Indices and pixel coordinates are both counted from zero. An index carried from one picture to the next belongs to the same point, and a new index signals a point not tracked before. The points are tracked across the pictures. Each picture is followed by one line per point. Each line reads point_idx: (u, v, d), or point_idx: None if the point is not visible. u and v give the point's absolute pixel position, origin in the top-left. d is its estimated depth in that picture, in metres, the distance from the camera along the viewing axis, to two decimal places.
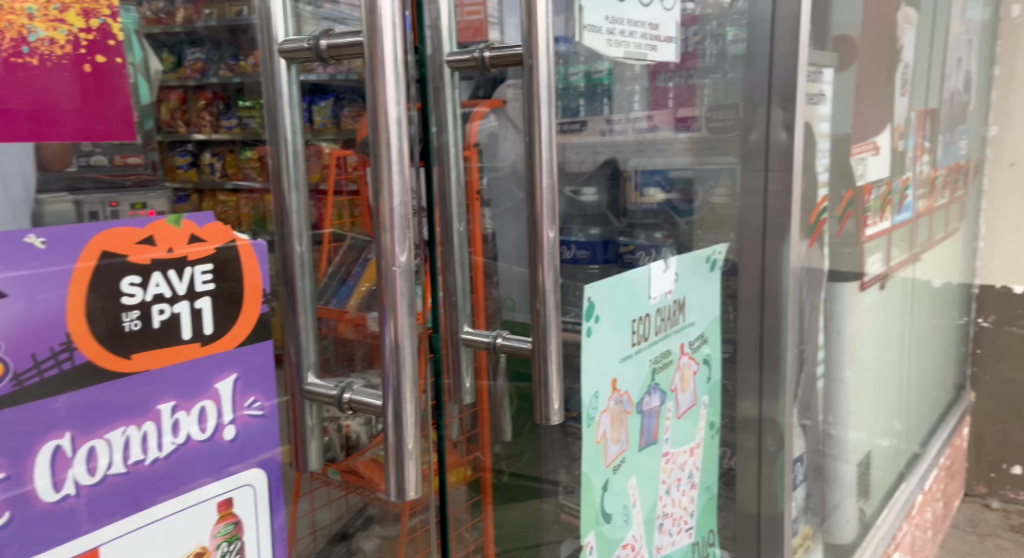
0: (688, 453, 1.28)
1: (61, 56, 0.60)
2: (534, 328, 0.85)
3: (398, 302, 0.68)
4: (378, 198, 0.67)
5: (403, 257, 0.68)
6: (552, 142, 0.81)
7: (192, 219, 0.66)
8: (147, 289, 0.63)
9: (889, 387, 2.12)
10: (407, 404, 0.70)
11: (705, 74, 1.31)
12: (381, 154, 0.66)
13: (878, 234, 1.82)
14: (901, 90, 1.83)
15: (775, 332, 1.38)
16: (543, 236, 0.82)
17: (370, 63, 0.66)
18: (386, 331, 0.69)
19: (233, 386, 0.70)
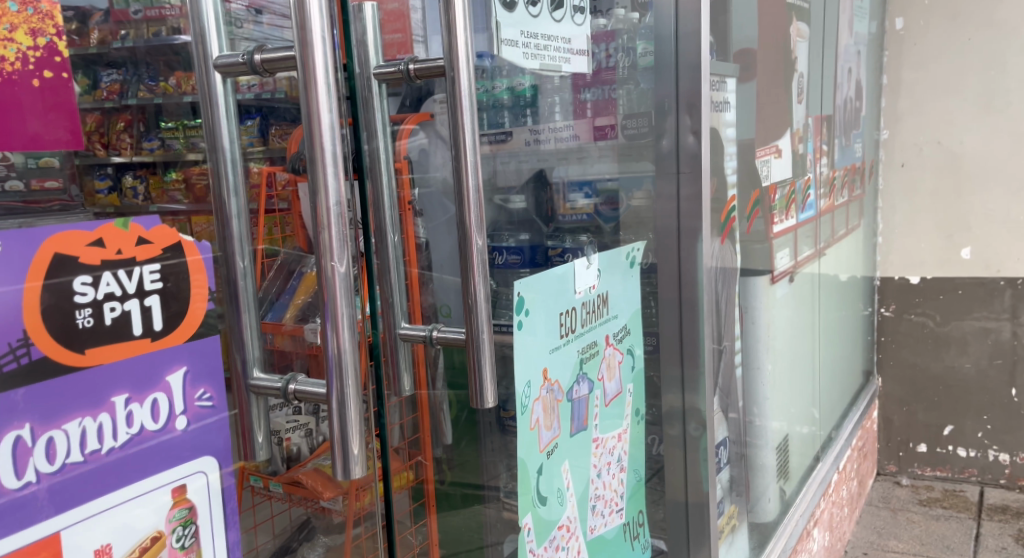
0: (617, 438, 1.36)
1: (11, 72, 0.65)
2: (466, 321, 0.91)
3: (334, 298, 0.74)
4: (316, 201, 0.72)
5: (343, 266, 0.74)
6: (476, 149, 0.87)
7: (138, 222, 0.71)
8: (98, 289, 0.68)
9: (804, 375, 2.26)
10: (351, 399, 0.75)
11: (619, 85, 1.40)
12: (316, 160, 0.72)
13: (785, 231, 1.96)
14: (798, 98, 1.97)
15: (693, 326, 1.49)
16: (472, 242, 0.88)
17: (306, 74, 0.71)
18: (329, 342, 0.74)
19: (183, 379, 0.75)
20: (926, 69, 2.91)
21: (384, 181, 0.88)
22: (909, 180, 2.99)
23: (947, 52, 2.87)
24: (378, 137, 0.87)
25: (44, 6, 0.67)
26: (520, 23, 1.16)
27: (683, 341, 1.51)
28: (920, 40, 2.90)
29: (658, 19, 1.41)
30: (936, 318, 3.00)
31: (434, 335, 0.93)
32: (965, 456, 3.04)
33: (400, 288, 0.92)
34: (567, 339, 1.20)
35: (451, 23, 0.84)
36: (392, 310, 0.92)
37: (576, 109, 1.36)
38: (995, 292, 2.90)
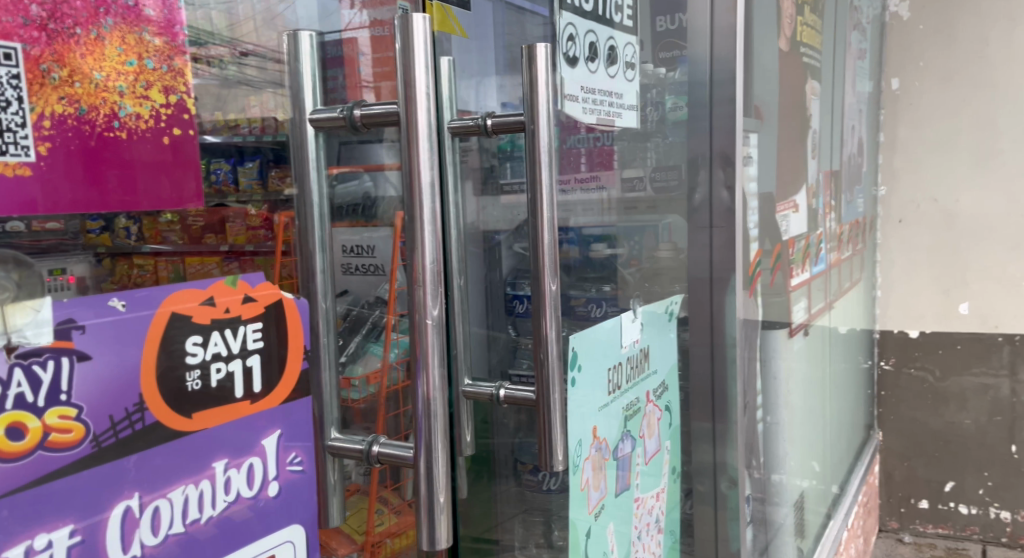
0: (655, 497, 1.33)
1: (145, 130, 0.71)
2: (538, 379, 0.90)
3: (428, 351, 0.77)
4: (413, 257, 0.76)
5: (435, 311, 0.77)
6: (552, 201, 0.88)
7: (246, 279, 0.78)
8: (207, 349, 0.74)
9: (814, 430, 2.25)
10: (439, 449, 0.78)
11: (645, 140, 1.43)
12: (415, 218, 0.75)
13: (801, 284, 1.96)
14: (812, 153, 1.98)
15: (724, 379, 1.46)
16: (545, 290, 0.89)
17: (406, 135, 0.75)
18: (419, 386, 0.77)
19: (276, 442, 0.80)
20: (921, 128, 2.96)
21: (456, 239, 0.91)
22: (906, 236, 3.03)
23: (941, 112, 2.92)
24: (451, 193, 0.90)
25: (177, 64, 0.73)
26: (580, 79, 1.23)
27: (716, 395, 1.47)
28: (915, 100, 2.96)
29: (692, 76, 1.42)
30: (936, 373, 3.01)
31: (500, 398, 0.92)
32: (966, 513, 3.05)
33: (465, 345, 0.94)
34: (614, 396, 1.20)
35: (535, 80, 0.85)
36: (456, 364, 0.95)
37: (602, 160, 1.40)
38: (993, 348, 2.92)
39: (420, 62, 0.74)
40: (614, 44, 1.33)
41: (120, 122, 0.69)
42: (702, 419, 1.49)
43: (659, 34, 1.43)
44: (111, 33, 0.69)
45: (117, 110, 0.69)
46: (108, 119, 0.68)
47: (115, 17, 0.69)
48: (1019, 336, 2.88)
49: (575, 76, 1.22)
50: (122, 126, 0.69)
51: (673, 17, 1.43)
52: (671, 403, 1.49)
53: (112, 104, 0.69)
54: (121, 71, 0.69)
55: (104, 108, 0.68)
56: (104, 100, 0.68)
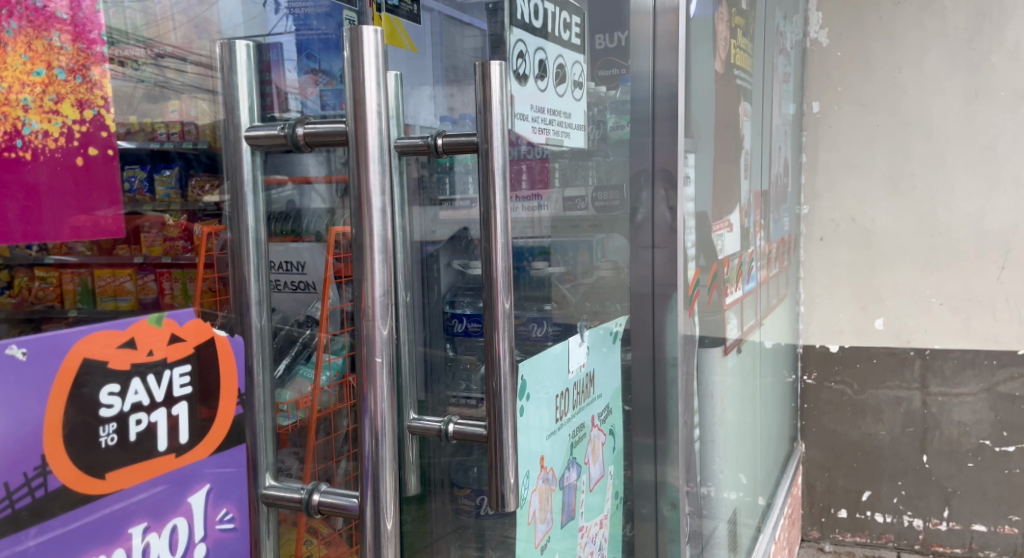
0: (599, 524, 1.34)
1: (54, 149, 0.66)
2: (488, 411, 0.87)
3: (378, 381, 0.72)
4: (361, 286, 0.71)
5: (385, 331, 0.72)
6: (506, 224, 0.84)
7: (173, 317, 0.73)
8: (125, 399, 0.69)
9: (745, 444, 2.29)
10: (386, 481, 0.74)
11: (588, 157, 1.38)
12: (364, 244, 0.71)
13: (734, 302, 1.98)
14: (744, 173, 2.01)
15: (665, 400, 1.48)
16: (498, 309, 0.85)
17: (357, 154, 0.70)
18: (367, 414, 0.73)
19: (205, 498, 0.76)
20: (841, 150, 3.04)
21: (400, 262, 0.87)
22: (827, 253, 3.10)
23: (859, 135, 3.01)
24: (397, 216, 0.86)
25: (95, 74, 0.69)
26: (531, 97, 1.23)
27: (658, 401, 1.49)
28: (835, 123, 3.04)
29: (634, 93, 1.42)
30: (854, 386, 3.10)
31: (448, 433, 0.90)
32: (882, 521, 3.14)
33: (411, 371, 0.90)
34: (561, 423, 1.19)
35: (488, 98, 0.82)
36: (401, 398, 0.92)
37: (543, 176, 1.29)
38: (906, 361, 3.02)
39: (370, 77, 0.69)
40: (562, 63, 1.33)
41: (23, 141, 0.64)
42: (644, 434, 1.50)
43: (599, 52, 1.40)
44: (14, 37, 0.64)
45: (21, 126, 0.64)
46: (10, 137, 0.64)
47: (20, 20, 0.64)
48: (930, 350, 2.99)
49: (526, 95, 1.22)
50: (26, 144, 0.64)
51: (612, 35, 1.40)
52: (615, 427, 1.49)
53: (16, 120, 0.64)
54: (26, 82, 0.64)
55: (5, 125, 0.63)
56: (6, 116, 0.63)
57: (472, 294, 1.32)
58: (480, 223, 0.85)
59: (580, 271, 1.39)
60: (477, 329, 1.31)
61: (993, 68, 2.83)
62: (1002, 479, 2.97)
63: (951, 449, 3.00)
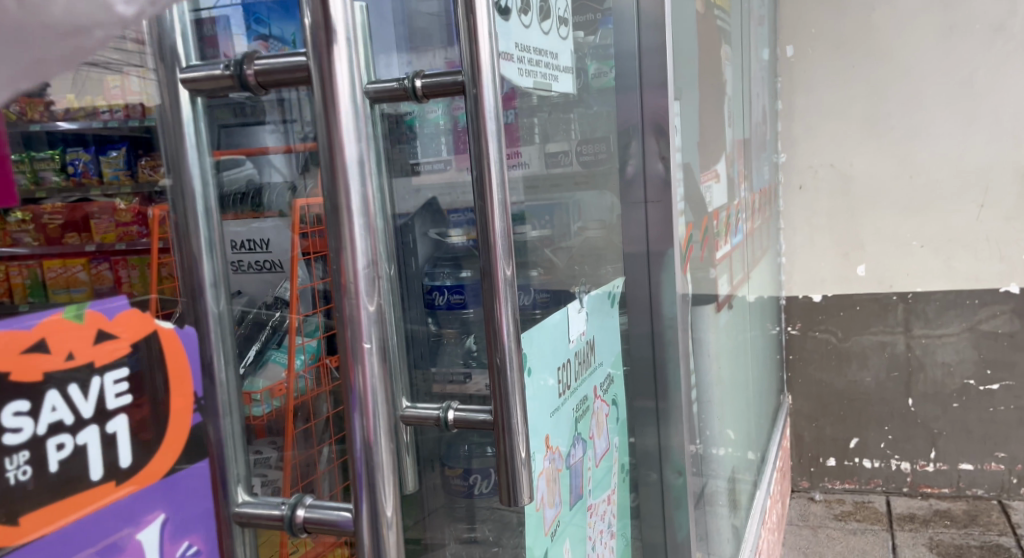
0: (606, 501, 1.27)
1: None
2: (495, 394, 0.78)
3: (369, 365, 0.60)
4: (339, 256, 0.59)
5: (371, 306, 0.60)
6: (502, 181, 0.75)
7: (97, 309, 0.57)
8: (38, 419, 0.53)
9: (737, 400, 2.23)
10: (384, 492, 0.61)
11: (570, 108, 1.28)
12: (341, 205, 0.58)
13: (723, 257, 1.90)
14: (728, 121, 1.92)
15: (665, 363, 1.39)
16: (498, 276, 0.76)
17: (326, 93, 0.58)
18: (356, 411, 0.60)
19: (159, 534, 0.61)
20: (816, 95, 2.96)
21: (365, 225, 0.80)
22: (806, 202, 3.04)
23: (833, 78, 2.93)
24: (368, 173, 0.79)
25: None
26: (515, 35, 1.11)
27: (657, 364, 1.40)
28: (810, 67, 2.95)
29: (618, 39, 1.32)
30: (838, 334, 3.05)
31: (448, 422, 0.81)
32: (870, 467, 3.12)
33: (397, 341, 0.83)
34: (564, 398, 1.10)
35: (473, 31, 0.71)
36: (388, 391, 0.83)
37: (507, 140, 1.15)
38: (889, 307, 2.98)
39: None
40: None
41: None
42: (644, 400, 1.42)
43: None
44: None
45: None
46: None
47: None
48: (912, 294, 2.95)
49: (511, 32, 1.09)
50: None
51: None
52: (619, 396, 1.40)
53: None
54: None
55: None
56: None
57: (450, 265, 1.20)
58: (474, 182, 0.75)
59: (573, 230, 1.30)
60: (460, 303, 1.19)
61: (968, 3, 2.76)
62: (988, 418, 2.95)
63: (936, 391, 2.97)
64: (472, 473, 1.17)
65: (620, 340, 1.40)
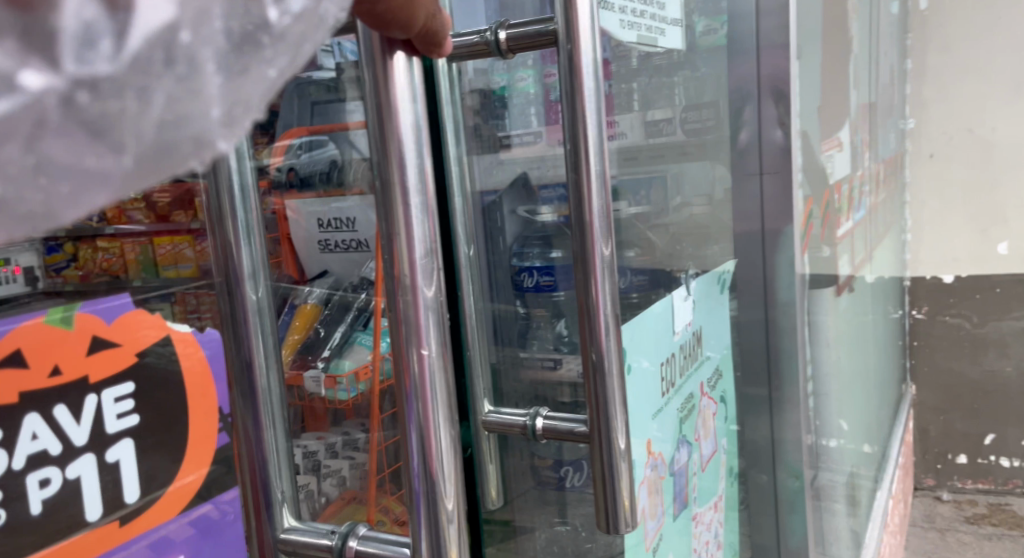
0: (713, 508, 1.14)
1: None
2: (591, 395, 0.67)
3: (430, 369, 0.47)
4: (391, 241, 0.46)
5: (431, 294, 0.47)
6: (601, 144, 0.63)
7: (93, 313, 0.49)
8: (19, 453, 0.46)
9: (858, 392, 2.05)
10: (451, 535, 0.48)
11: (674, 71, 1.15)
12: (394, 174, 0.45)
13: (845, 234, 1.72)
14: (854, 83, 1.73)
15: (784, 356, 1.24)
16: (597, 254, 0.63)
17: (377, 66, 0.45)
18: (415, 432, 0.47)
19: None
20: (949, 56, 2.70)
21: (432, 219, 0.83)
22: (936, 174, 2.79)
23: (969, 36, 2.67)
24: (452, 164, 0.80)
25: None
26: None
27: (770, 355, 1.26)
28: (943, 25, 2.69)
29: None
30: (972, 319, 2.80)
31: (536, 432, 0.79)
32: (1008, 466, 2.86)
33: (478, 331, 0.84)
34: (668, 397, 0.97)
35: None
36: (471, 387, 0.85)
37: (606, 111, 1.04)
38: None
39: None
40: None
41: None
42: (757, 395, 1.29)
43: None
44: None
45: None
46: None
47: None
48: None
49: None
50: None
51: None
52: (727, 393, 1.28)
53: None
54: None
55: None
56: None
57: (540, 244, 1.11)
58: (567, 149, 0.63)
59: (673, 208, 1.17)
60: (550, 284, 1.09)
61: None
62: None
63: None
64: (563, 464, 1.12)
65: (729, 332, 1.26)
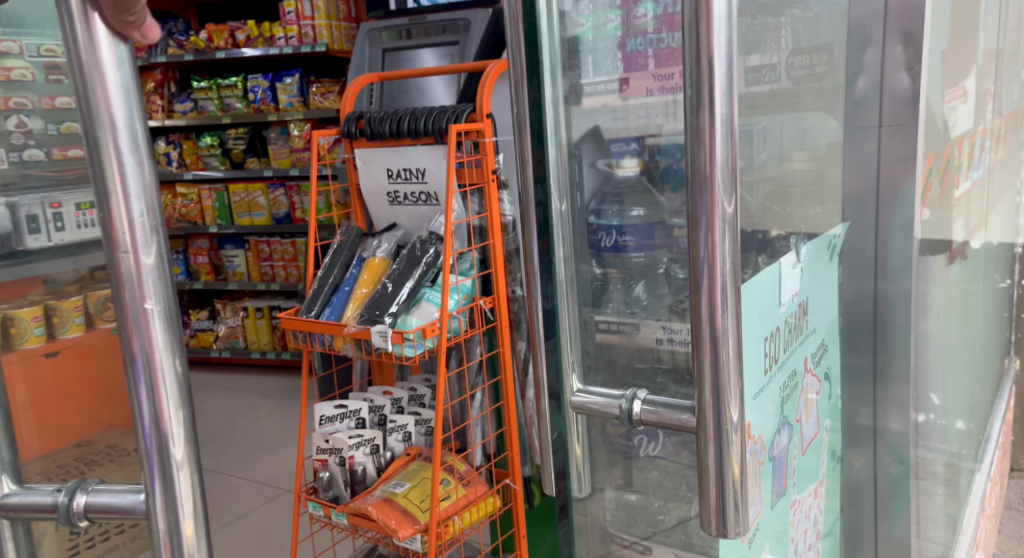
0: (813, 494, 1.04)
1: None
2: (696, 354, 0.60)
3: (149, 333, 0.59)
4: (113, 233, 0.58)
5: (151, 267, 0.58)
6: (727, 86, 0.57)
7: None
8: None
9: (963, 366, 1.90)
10: (180, 474, 0.60)
11: (784, 10, 0.94)
12: (106, 191, 0.57)
13: (962, 195, 1.57)
14: (982, 27, 1.56)
15: (895, 330, 1.12)
16: (719, 208, 0.57)
17: (87, 120, 0.56)
18: (144, 399, 0.59)
19: None
20: None
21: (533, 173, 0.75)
22: None
23: None
24: (546, 105, 0.74)
25: None
26: None
27: (877, 329, 1.14)
28: None
29: None
30: None
31: (632, 416, 0.69)
32: None
33: (568, 291, 0.76)
34: (771, 374, 0.85)
35: None
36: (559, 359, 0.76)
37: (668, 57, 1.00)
38: None
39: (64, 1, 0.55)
40: None
41: None
42: (862, 371, 1.16)
43: None
44: None
45: None
46: None
47: None
48: None
49: None
50: None
51: None
52: (831, 370, 1.08)
53: None
54: None
55: None
56: None
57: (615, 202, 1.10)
58: (689, 91, 0.57)
59: (801, 164, 1.01)
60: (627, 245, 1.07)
61: None
62: None
63: None
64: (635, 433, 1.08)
65: (834, 295, 1.08)
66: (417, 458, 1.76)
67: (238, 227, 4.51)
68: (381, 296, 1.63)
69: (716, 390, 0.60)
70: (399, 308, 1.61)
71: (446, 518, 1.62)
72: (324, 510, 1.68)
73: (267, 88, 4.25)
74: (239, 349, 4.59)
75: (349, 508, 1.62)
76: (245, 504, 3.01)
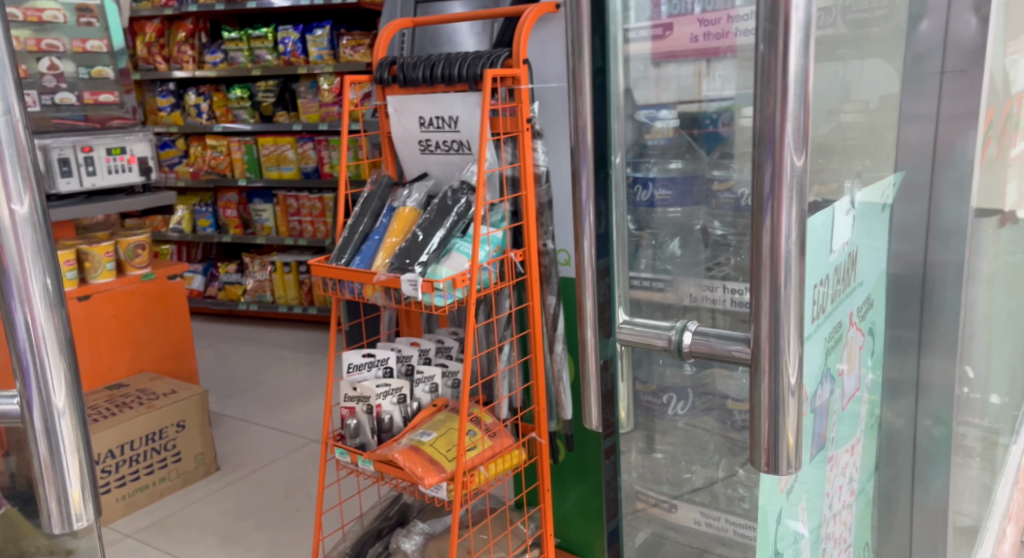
0: (850, 452, 1.01)
1: None
2: (755, 294, 0.61)
3: (21, 266, 0.52)
4: None
5: (19, 201, 0.52)
6: (806, 17, 0.55)
7: None
8: None
9: (1007, 337, 1.86)
10: (61, 423, 0.55)
11: None
12: None
13: (1018, 157, 1.51)
14: None
15: (943, 288, 1.13)
16: (788, 158, 0.57)
17: None
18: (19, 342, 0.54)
19: None
20: None
21: (591, 101, 0.73)
22: None
23: None
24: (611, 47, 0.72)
25: None
26: None
27: (925, 290, 1.15)
28: None
29: None
30: None
31: (682, 348, 0.71)
32: None
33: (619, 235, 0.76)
34: (819, 322, 0.83)
35: None
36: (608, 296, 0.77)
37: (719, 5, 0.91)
38: None
39: None
40: None
41: None
42: (907, 323, 1.15)
43: None
44: None
45: None
46: None
47: None
48: None
49: None
50: None
51: None
52: (875, 326, 1.05)
53: None
54: None
55: None
56: None
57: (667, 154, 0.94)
58: (763, 25, 0.56)
59: (875, 107, 0.96)
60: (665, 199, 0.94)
61: None
62: None
63: None
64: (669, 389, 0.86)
65: (885, 250, 1.04)
66: (443, 409, 1.75)
67: (268, 181, 4.51)
68: (411, 244, 1.61)
69: (776, 336, 0.61)
70: (429, 258, 1.59)
71: (471, 468, 1.61)
72: (350, 456, 1.68)
73: (298, 39, 4.23)
74: (267, 303, 4.61)
75: (375, 455, 1.62)
76: (272, 453, 3.04)
